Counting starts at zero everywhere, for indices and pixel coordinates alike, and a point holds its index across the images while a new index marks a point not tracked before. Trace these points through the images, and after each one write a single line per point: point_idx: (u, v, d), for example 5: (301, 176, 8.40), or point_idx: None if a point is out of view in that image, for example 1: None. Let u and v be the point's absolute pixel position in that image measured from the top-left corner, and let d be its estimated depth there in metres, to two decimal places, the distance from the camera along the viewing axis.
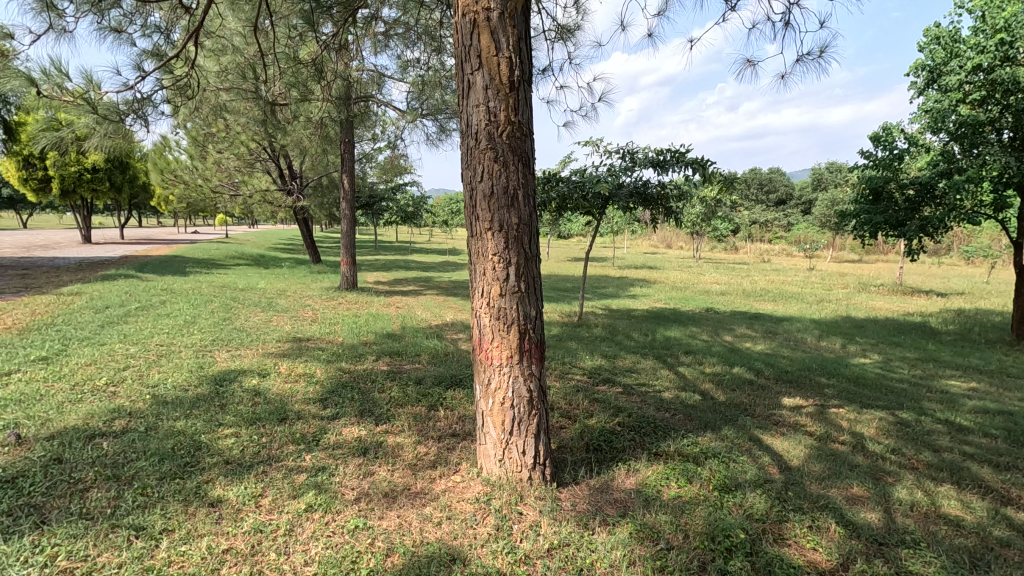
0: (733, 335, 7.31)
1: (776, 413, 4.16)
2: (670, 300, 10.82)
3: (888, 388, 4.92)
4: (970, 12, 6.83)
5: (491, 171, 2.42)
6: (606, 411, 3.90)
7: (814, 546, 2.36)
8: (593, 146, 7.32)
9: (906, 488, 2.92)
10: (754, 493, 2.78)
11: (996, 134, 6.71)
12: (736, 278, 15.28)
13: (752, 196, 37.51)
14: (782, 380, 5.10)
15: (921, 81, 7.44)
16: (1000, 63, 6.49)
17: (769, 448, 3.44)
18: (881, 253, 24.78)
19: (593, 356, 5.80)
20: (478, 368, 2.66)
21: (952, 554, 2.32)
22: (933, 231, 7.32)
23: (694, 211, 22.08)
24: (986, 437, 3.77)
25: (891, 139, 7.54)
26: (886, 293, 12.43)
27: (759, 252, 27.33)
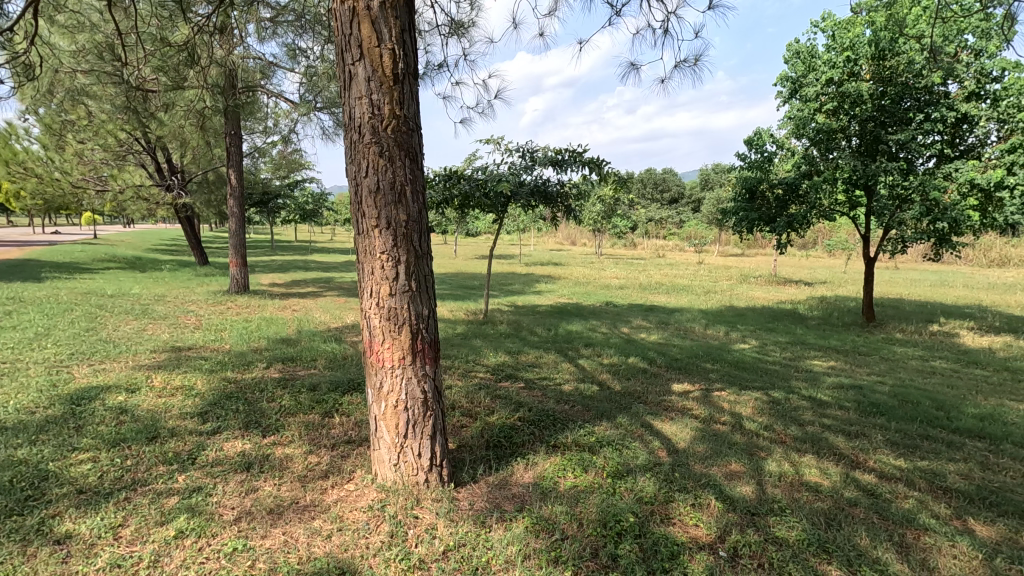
0: (630, 327, 7.70)
1: (666, 399, 4.42)
2: (573, 295, 11.19)
3: (762, 370, 5.41)
4: (823, 31, 7.65)
5: (377, 166, 2.33)
6: (507, 407, 3.93)
7: (695, 522, 2.52)
8: (494, 144, 7.35)
9: (775, 460, 3.21)
10: (644, 477, 2.92)
11: (846, 141, 7.57)
12: (634, 272, 16.11)
13: (648, 195, 39.73)
14: (672, 367, 5.44)
15: (786, 91, 8.22)
16: (848, 78, 7.33)
17: (658, 432, 3.63)
18: (759, 248, 27.27)
19: (498, 352, 5.84)
20: (369, 371, 2.57)
21: (811, 517, 2.57)
22: (799, 227, 8.13)
23: (594, 209, 23.01)
24: (841, 409, 4.25)
25: (762, 142, 8.28)
26: (763, 284, 13.65)
27: (655, 248, 29.04)
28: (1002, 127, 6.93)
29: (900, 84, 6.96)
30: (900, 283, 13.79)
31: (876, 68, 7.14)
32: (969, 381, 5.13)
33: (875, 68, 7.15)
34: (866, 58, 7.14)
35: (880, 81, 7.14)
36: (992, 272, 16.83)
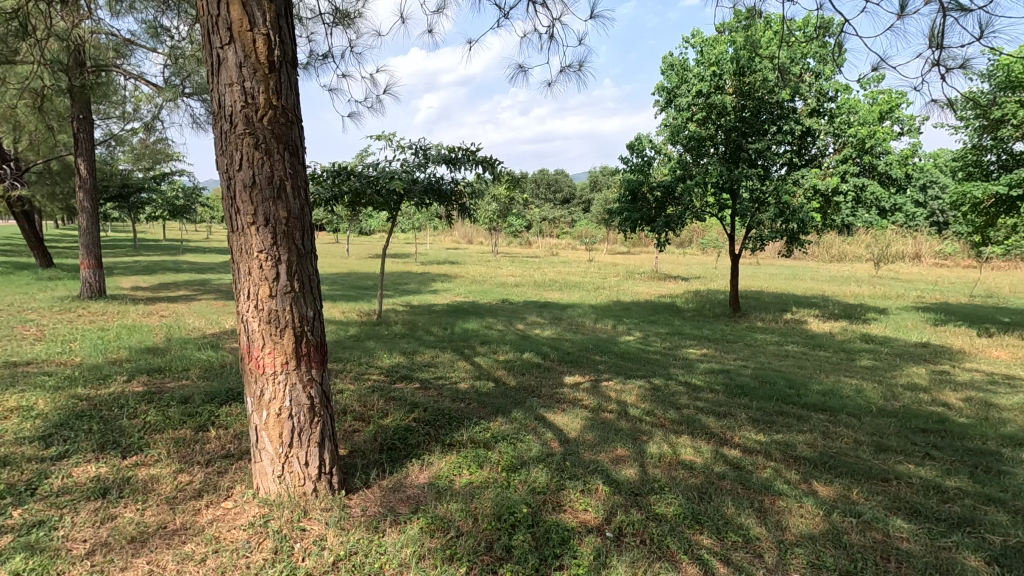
0: (525, 323, 7.89)
1: (559, 391, 4.59)
2: (470, 293, 11.25)
3: (646, 360, 5.80)
4: (693, 46, 8.33)
5: (252, 159, 2.18)
6: (402, 409, 3.86)
7: (584, 507, 2.65)
8: (386, 140, 7.16)
9: (656, 443, 3.46)
10: (537, 468, 3.01)
11: (714, 148, 8.32)
12: (528, 270, 16.51)
13: (541, 195, 40.89)
14: (564, 361, 5.66)
15: (662, 100, 8.85)
16: (714, 91, 8.04)
17: (551, 424, 3.76)
18: (643, 246, 29.14)
19: (392, 353, 5.71)
20: (248, 379, 2.40)
21: (686, 492, 2.81)
22: (675, 226, 8.80)
23: (489, 208, 23.24)
24: (712, 392, 4.68)
25: (642, 147, 8.85)
26: (646, 279, 14.60)
27: (548, 246, 29.95)
28: (837, 141, 8.01)
29: (756, 99, 7.77)
30: (761, 276, 15.46)
31: (737, 83, 7.90)
32: (814, 361, 5.88)
33: (737, 83, 7.91)
34: (729, 74, 7.87)
35: (741, 95, 7.92)
36: (832, 266, 19.40)
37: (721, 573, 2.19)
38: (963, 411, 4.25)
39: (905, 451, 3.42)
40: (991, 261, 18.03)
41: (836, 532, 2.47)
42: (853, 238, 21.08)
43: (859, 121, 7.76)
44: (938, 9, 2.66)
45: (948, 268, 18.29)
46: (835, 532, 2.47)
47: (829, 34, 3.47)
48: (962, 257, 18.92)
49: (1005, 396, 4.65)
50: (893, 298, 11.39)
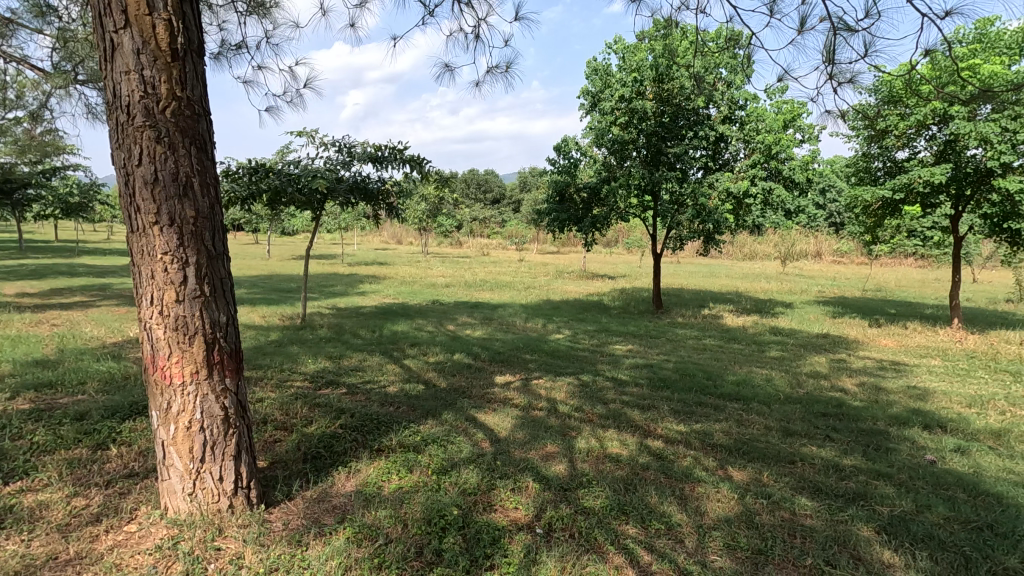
0: (456, 324, 7.84)
1: (490, 391, 4.60)
2: (399, 295, 11.06)
3: (575, 357, 5.93)
4: (615, 52, 8.61)
5: (153, 154, 2.02)
6: (327, 415, 3.72)
7: (515, 505, 2.67)
8: (307, 137, 6.87)
9: (584, 438, 3.54)
10: (468, 469, 3.00)
11: (636, 152, 8.64)
12: (459, 270, 16.42)
13: (472, 195, 40.84)
14: (495, 361, 5.68)
15: (587, 103, 9.08)
16: (636, 96, 8.35)
17: (482, 424, 3.76)
18: (571, 246, 29.80)
19: (317, 358, 5.50)
20: (153, 391, 2.22)
21: (613, 484, 2.90)
22: (601, 226, 9.07)
23: (419, 208, 22.91)
24: (637, 386, 4.86)
25: (569, 149, 9.05)
26: (575, 279, 14.92)
27: (480, 246, 29.97)
28: (747, 147, 8.55)
29: (674, 105, 8.15)
30: (681, 274, 16.24)
31: (657, 89, 8.23)
32: (729, 354, 6.25)
33: (656, 89, 8.25)
34: (649, 80, 8.19)
35: (660, 101, 8.27)
36: (745, 264, 20.72)
37: (645, 560, 2.27)
38: (857, 395, 4.66)
39: (809, 435, 3.71)
40: (879, 259, 19.92)
41: (749, 514, 2.63)
42: (763, 238, 22.61)
43: (765, 128, 8.32)
44: (829, 28, 2.90)
45: (844, 265, 20.04)
46: (748, 513, 2.64)
47: (738, 46, 3.70)
48: (856, 255, 20.80)
49: (892, 381, 5.15)
50: (797, 293, 12.32)
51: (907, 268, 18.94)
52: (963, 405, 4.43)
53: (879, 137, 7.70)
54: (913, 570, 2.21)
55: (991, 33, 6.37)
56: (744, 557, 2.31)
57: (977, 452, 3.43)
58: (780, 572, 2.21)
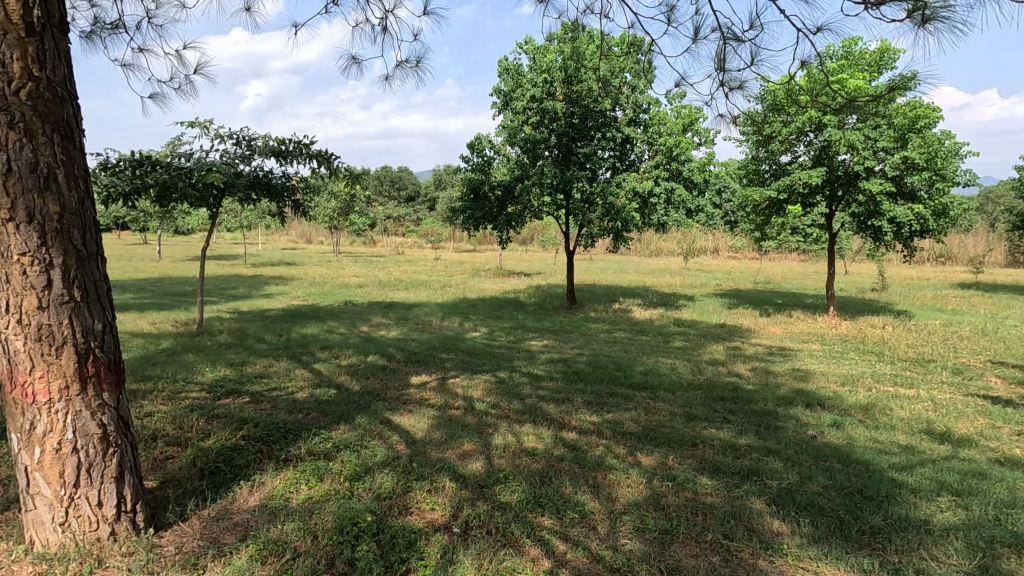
0: (369, 325, 7.62)
1: (405, 392, 4.51)
2: (308, 296, 10.55)
3: (491, 354, 5.96)
4: (526, 53, 8.73)
5: (6, 140, 1.78)
6: (227, 427, 3.47)
7: (431, 506, 2.64)
8: (201, 127, 6.36)
9: (501, 435, 3.56)
10: (382, 473, 2.92)
11: (548, 151, 8.83)
12: (373, 270, 15.95)
13: (385, 192, 39.84)
14: (411, 361, 5.58)
15: (499, 102, 9.15)
16: (546, 97, 8.51)
17: (397, 427, 3.68)
18: (488, 244, 29.92)
19: (216, 366, 5.11)
20: (11, 411, 1.96)
21: (529, 478, 2.94)
22: (516, 224, 9.19)
23: (328, 206, 21.96)
24: (552, 380, 4.97)
25: (482, 147, 9.07)
26: (491, 277, 14.98)
27: (394, 245, 29.29)
28: (651, 148, 9.00)
29: (583, 106, 8.40)
30: (594, 271, 16.81)
31: (567, 90, 8.44)
32: (638, 345, 6.57)
33: (565, 90, 8.45)
34: (559, 82, 8.36)
35: (570, 102, 8.49)
36: (651, 260, 21.84)
37: (560, 550, 2.32)
38: (750, 379, 5.06)
39: (709, 418, 3.97)
40: (768, 254, 21.76)
41: (656, 496, 2.78)
42: (667, 235, 23.96)
43: (667, 131, 8.80)
44: (720, 37, 3.12)
45: (739, 260, 21.70)
46: (655, 495, 2.78)
47: (641, 51, 3.88)
48: (748, 251, 22.58)
49: (779, 365, 5.65)
50: (698, 287, 13.16)
51: (791, 262, 20.84)
52: (838, 384, 4.94)
53: (766, 142, 8.40)
54: (798, 535, 2.43)
55: (855, 51, 7.17)
56: (652, 537, 2.43)
57: (849, 425, 3.84)
58: (684, 549, 2.35)
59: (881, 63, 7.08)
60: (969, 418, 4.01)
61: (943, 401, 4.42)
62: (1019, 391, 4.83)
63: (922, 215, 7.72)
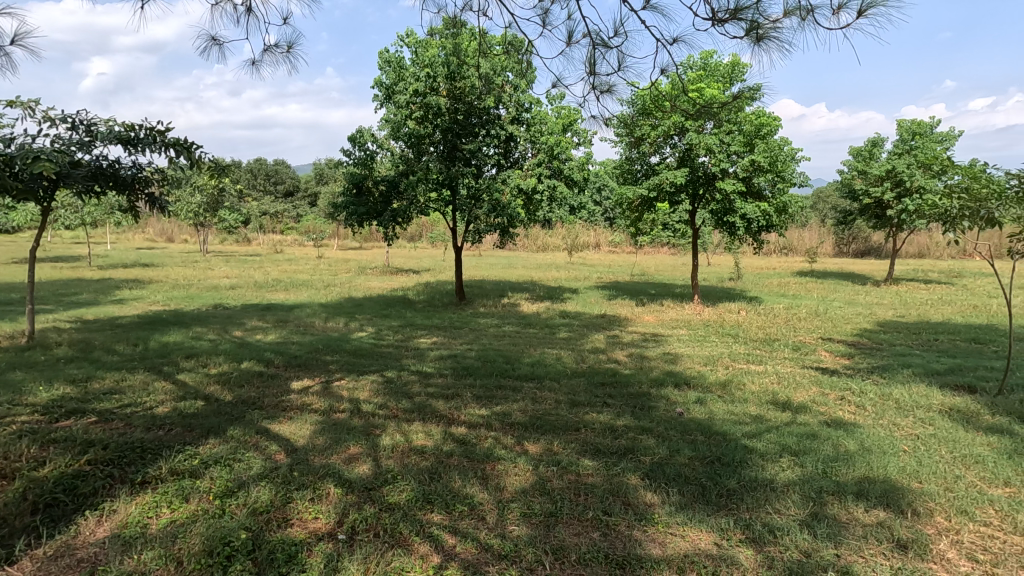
0: (243, 329, 7.06)
1: (284, 398, 4.25)
2: (171, 300, 9.54)
3: (378, 354, 5.81)
4: (407, 46, 8.57)
5: None
6: (69, 451, 3.04)
7: (314, 515, 2.52)
8: (26, 108, 5.48)
9: (389, 435, 3.49)
10: (258, 486, 2.74)
11: (433, 147, 8.77)
12: (247, 270, 14.78)
13: (259, 186, 37.01)
14: (291, 365, 5.26)
15: (381, 94, 8.91)
16: (429, 92, 8.43)
17: (275, 435, 3.46)
18: (375, 241, 29.01)
19: (53, 384, 4.44)
20: None
21: (418, 476, 2.91)
22: (402, 220, 9.02)
23: (193, 201, 19.92)
24: (441, 377, 4.97)
25: (364, 140, 8.76)
26: (378, 274, 14.55)
27: (272, 244, 27.36)
28: (534, 147, 9.27)
29: (466, 103, 8.43)
30: (483, 267, 17.01)
31: (450, 86, 8.41)
32: (525, 338, 6.77)
33: (449, 86, 8.41)
34: (442, 77, 8.31)
35: (453, 98, 8.47)
36: (538, 255, 22.51)
37: (450, 544, 2.33)
38: (627, 364, 5.43)
39: (590, 403, 4.20)
40: (643, 248, 23.41)
41: (542, 481, 2.89)
42: (552, 231, 24.87)
43: (548, 131, 9.10)
44: (590, 42, 3.30)
45: (618, 254, 23.12)
46: (541, 481, 2.89)
47: (519, 52, 3.99)
48: (626, 245, 24.12)
49: (652, 350, 6.12)
50: (581, 280, 13.83)
51: (663, 256, 22.63)
52: (702, 364, 5.46)
53: (637, 143, 9.02)
54: (667, 504, 2.66)
55: (711, 63, 7.91)
56: (538, 521, 2.52)
57: (710, 401, 4.27)
58: (567, 528, 2.47)
59: (732, 75, 7.89)
60: (804, 388, 4.64)
61: (785, 374, 5.07)
62: (842, 361, 5.68)
63: (767, 212, 8.70)
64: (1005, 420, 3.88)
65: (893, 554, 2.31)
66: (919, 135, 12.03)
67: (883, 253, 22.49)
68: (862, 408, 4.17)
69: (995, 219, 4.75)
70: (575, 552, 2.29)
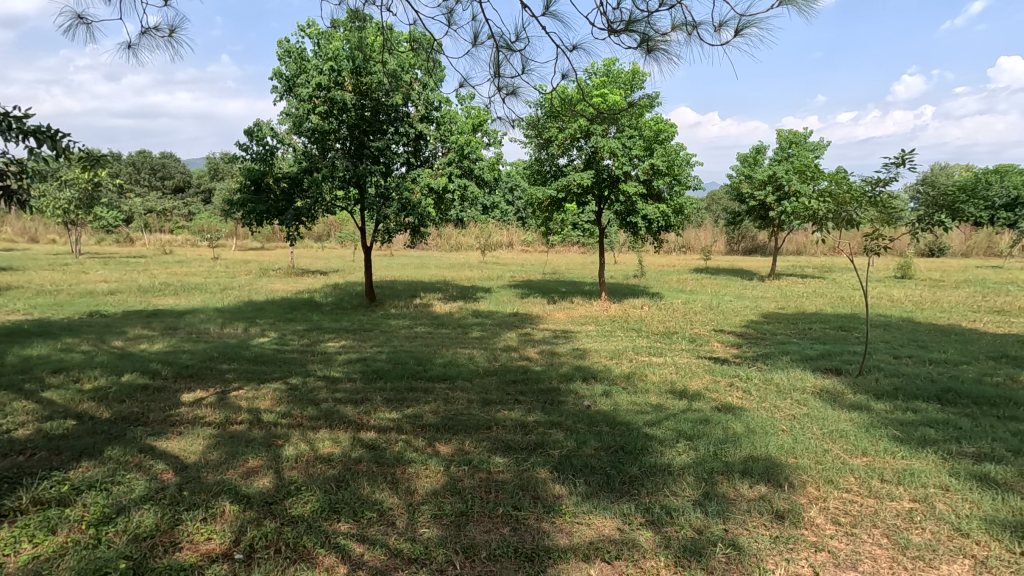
0: (125, 338, 6.42)
1: (173, 412, 3.92)
2: (35, 308, 8.46)
3: (281, 360, 5.51)
4: (309, 37, 8.18)
5: None
6: None
7: (207, 536, 2.35)
8: None
9: (292, 445, 3.32)
10: (141, 510, 2.50)
11: (338, 143, 8.45)
12: (129, 273, 13.44)
13: (143, 181, 33.79)
14: (181, 376, 4.85)
15: (281, 86, 8.45)
16: (334, 86, 8.10)
17: (162, 453, 3.18)
18: (278, 241, 27.49)
19: None
20: None
21: (324, 486, 2.80)
22: (306, 219, 8.61)
23: (62, 196, 17.76)
24: (350, 381, 4.80)
25: (262, 135, 8.26)
26: (281, 276, 13.81)
27: (160, 244, 25.09)
28: (444, 146, 9.21)
29: (373, 100, 8.20)
30: (395, 266, 16.65)
31: (356, 81, 8.14)
32: (438, 338, 6.72)
33: (354, 81, 8.14)
34: (347, 72, 8.03)
35: (360, 93, 8.21)
36: (451, 255, 22.41)
37: (357, 553, 2.27)
38: (538, 361, 5.56)
39: (502, 401, 4.25)
40: (555, 248, 24.04)
41: (453, 481, 2.88)
42: (466, 231, 24.89)
43: (458, 130, 9.09)
44: (494, 45, 3.34)
45: (531, 253, 23.60)
46: (452, 481, 2.89)
47: (427, 50, 3.96)
48: (538, 244, 24.65)
49: (562, 346, 6.30)
50: (494, 279, 13.96)
51: (573, 254, 23.38)
52: (608, 358, 5.71)
53: (546, 145, 9.24)
54: (574, 495, 2.76)
55: (614, 71, 8.26)
56: (448, 521, 2.52)
57: (616, 393, 4.48)
58: (478, 526, 2.49)
59: (633, 83, 8.30)
60: (699, 376, 5.00)
61: (682, 364, 5.43)
62: (732, 351, 6.17)
63: (666, 213, 9.23)
64: (863, 398, 4.41)
65: (772, 524, 2.55)
66: (795, 144, 13.34)
67: (767, 251, 24.70)
68: (748, 393, 4.56)
69: (854, 219, 5.38)
70: (485, 549, 2.31)
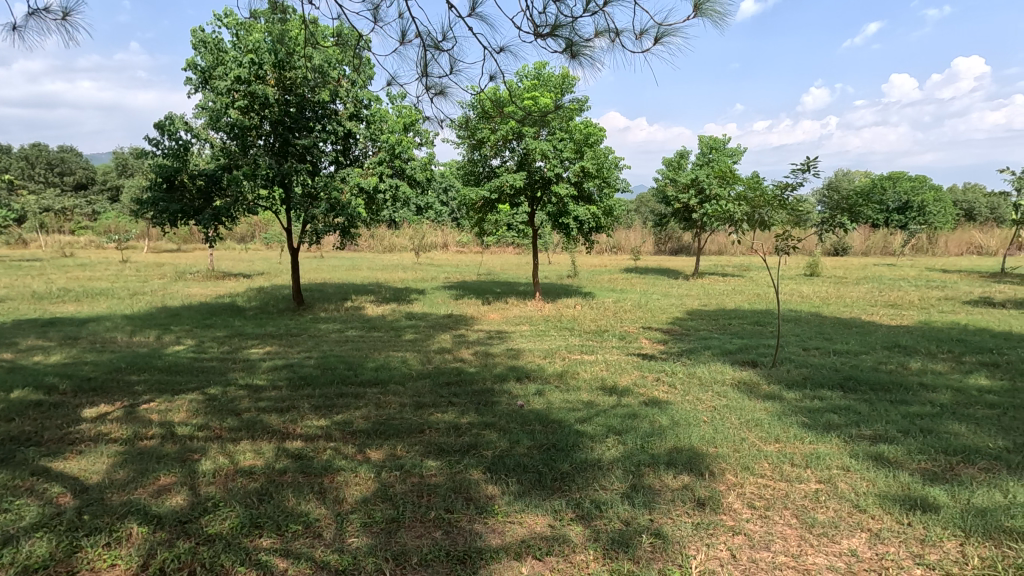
0: (16, 350, 5.81)
1: (73, 430, 3.58)
2: None
3: (198, 369, 5.17)
4: (227, 27, 7.75)
5: None
6: None
7: (110, 562, 2.17)
8: None
9: (210, 458, 3.13)
10: (32, 540, 2.27)
11: (260, 140, 8.05)
12: (21, 278, 12.19)
13: (38, 177, 30.78)
14: (82, 390, 4.45)
15: (196, 78, 7.96)
16: (255, 80, 7.72)
17: (59, 475, 2.90)
18: (197, 242, 25.88)
19: None
20: None
21: (244, 500, 2.65)
22: (225, 219, 8.15)
23: None
24: (275, 389, 4.59)
25: (175, 129, 7.74)
26: (199, 279, 13.01)
27: (58, 245, 22.95)
28: (374, 145, 8.99)
29: (298, 95, 7.88)
30: (324, 268, 16.10)
31: (279, 76, 7.80)
32: (369, 342, 6.55)
33: (277, 75, 7.79)
34: (269, 65, 7.68)
35: (283, 89, 7.88)
36: (383, 256, 21.98)
37: (280, 568, 2.18)
38: (471, 362, 5.54)
39: (435, 404, 4.20)
40: (489, 248, 24.11)
41: (384, 488, 2.82)
42: (399, 231, 24.48)
43: (388, 129, 8.90)
44: (421, 44, 3.30)
45: (466, 254, 23.56)
46: (382, 487, 2.82)
47: (353, 46, 3.85)
48: (473, 245, 24.65)
49: (496, 346, 6.32)
50: (428, 280, 13.81)
51: (508, 255, 23.56)
52: (541, 357, 5.78)
53: (479, 145, 9.25)
54: (506, 494, 2.77)
55: (545, 74, 8.38)
56: (378, 529, 2.46)
57: (548, 391, 4.55)
58: (409, 532, 2.45)
59: (563, 87, 8.45)
60: (628, 372, 5.16)
61: (612, 361, 5.59)
62: (658, 347, 6.42)
63: (596, 214, 9.47)
64: (776, 388, 4.72)
65: (694, 512, 2.67)
66: (715, 150, 14.08)
67: (692, 251, 25.95)
68: (674, 387, 4.76)
69: (767, 221, 5.75)
70: (416, 555, 2.27)
